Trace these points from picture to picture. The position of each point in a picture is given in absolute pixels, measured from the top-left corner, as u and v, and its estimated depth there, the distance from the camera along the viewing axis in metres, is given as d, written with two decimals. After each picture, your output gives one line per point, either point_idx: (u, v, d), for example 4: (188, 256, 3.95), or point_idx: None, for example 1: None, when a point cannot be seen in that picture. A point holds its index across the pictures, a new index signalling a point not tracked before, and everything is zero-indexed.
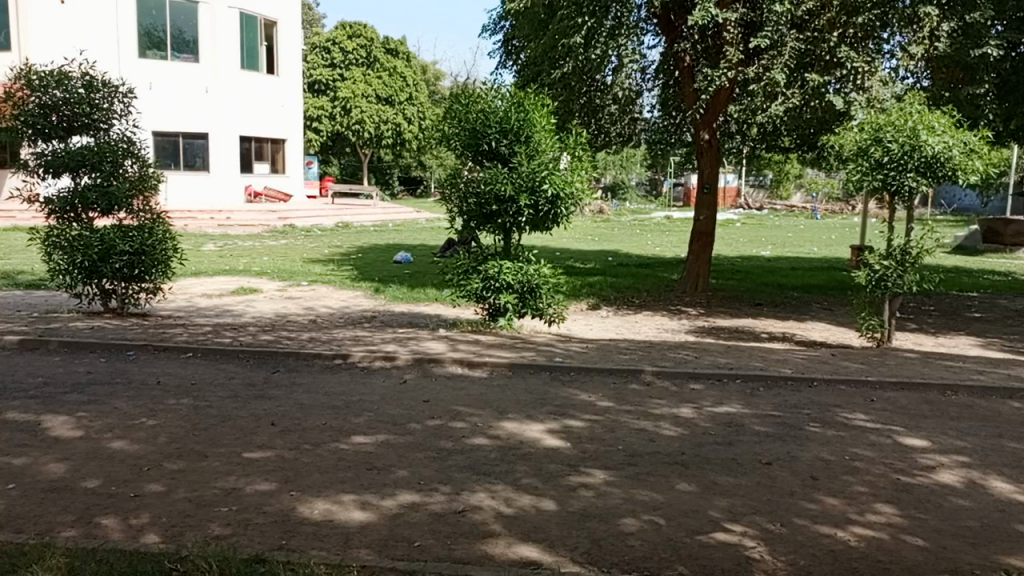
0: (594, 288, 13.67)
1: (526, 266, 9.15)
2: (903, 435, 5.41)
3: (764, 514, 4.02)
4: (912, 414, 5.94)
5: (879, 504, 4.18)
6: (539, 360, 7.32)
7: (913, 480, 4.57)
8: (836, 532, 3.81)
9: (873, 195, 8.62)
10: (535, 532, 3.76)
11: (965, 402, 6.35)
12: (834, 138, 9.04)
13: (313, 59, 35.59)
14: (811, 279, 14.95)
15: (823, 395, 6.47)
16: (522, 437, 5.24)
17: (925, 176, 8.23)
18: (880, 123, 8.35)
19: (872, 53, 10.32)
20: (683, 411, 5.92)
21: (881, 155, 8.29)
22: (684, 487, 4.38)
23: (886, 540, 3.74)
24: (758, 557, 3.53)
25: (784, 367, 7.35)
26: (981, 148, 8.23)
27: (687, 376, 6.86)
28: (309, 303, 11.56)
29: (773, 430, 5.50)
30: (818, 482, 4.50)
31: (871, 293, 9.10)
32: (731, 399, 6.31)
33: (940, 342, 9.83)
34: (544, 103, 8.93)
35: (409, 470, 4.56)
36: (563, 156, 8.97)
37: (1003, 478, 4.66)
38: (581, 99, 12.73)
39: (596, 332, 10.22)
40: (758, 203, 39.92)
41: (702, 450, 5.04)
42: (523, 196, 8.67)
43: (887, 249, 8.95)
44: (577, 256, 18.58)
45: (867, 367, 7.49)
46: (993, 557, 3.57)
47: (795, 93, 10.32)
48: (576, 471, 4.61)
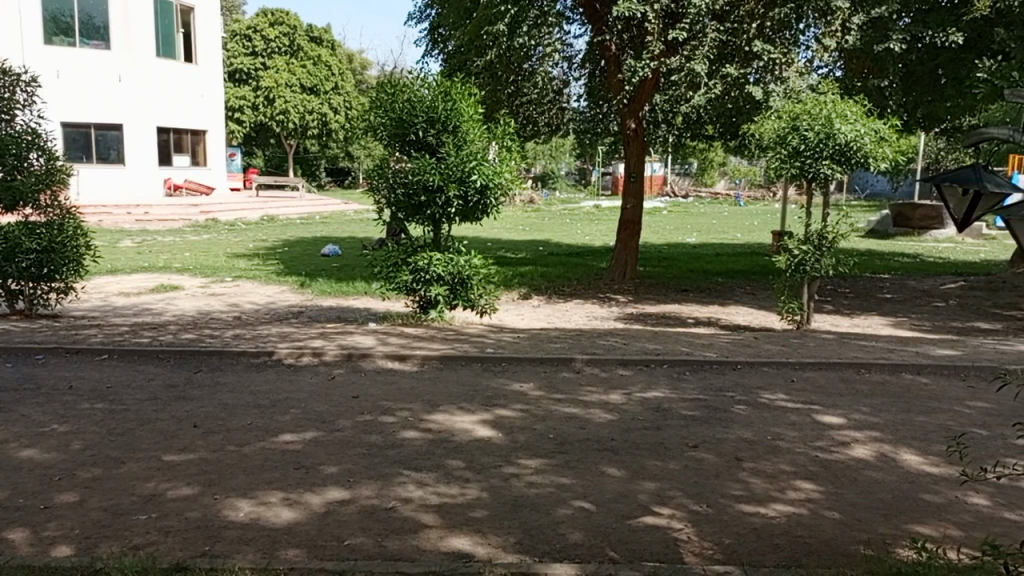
0: (525, 278, 13.73)
1: (457, 257, 9.10)
2: (821, 413, 5.63)
3: (692, 496, 4.11)
4: (830, 393, 6.18)
5: (799, 481, 4.33)
6: (471, 352, 7.32)
7: (830, 456, 4.75)
8: (759, 510, 3.93)
9: (793, 181, 8.91)
10: (466, 524, 3.75)
11: (879, 379, 6.65)
12: (754, 127, 9.31)
13: (233, 48, 34.53)
14: (735, 265, 15.38)
15: (746, 377, 6.68)
16: (454, 428, 5.23)
17: (839, 164, 8.55)
18: (797, 112, 8.64)
19: (789, 44, 10.67)
20: (612, 398, 6.00)
21: (798, 142, 8.57)
22: (614, 472, 4.45)
23: (805, 515, 3.88)
24: (686, 538, 3.61)
25: (709, 351, 7.54)
26: (891, 135, 8.58)
27: (616, 362, 6.97)
28: (234, 299, 11.25)
29: (699, 413, 5.64)
30: (742, 462, 4.63)
31: (791, 277, 9.46)
32: (659, 384, 6.44)
33: (855, 323, 10.27)
34: (471, 92, 8.87)
35: (338, 467, 4.49)
36: (492, 145, 8.94)
37: (913, 450, 4.89)
38: (508, 89, 12.74)
39: (528, 322, 10.29)
40: (683, 190, 40.87)
41: (631, 435, 5.12)
42: (452, 185, 8.60)
43: (806, 234, 9.25)
44: (508, 246, 18.62)
45: (788, 349, 7.76)
46: (904, 527, 3.74)
47: (716, 83, 10.50)
48: (508, 462, 4.61)
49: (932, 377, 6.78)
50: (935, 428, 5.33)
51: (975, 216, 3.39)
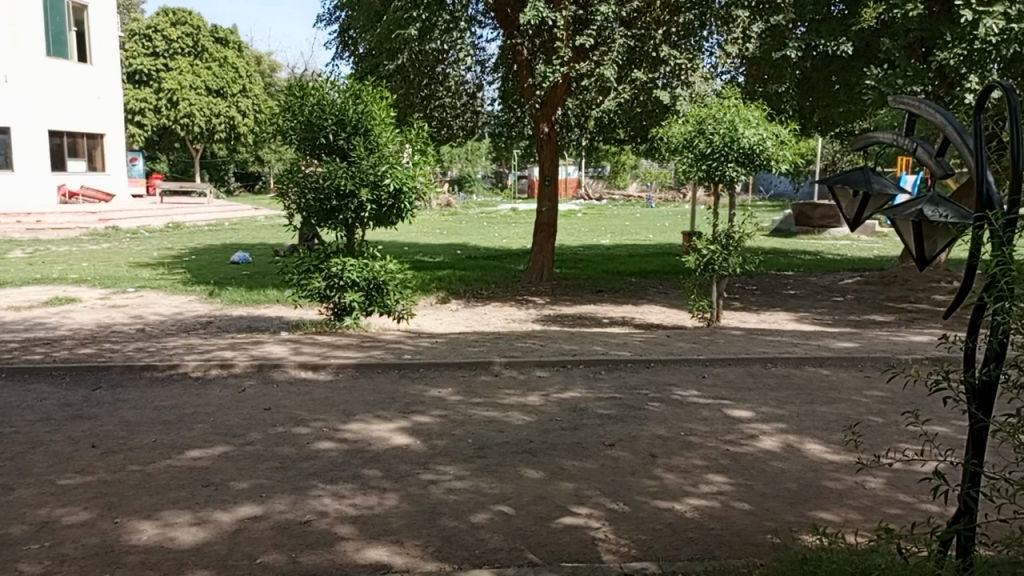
0: (442, 282, 13.67)
1: (371, 262, 8.96)
2: (731, 407, 5.82)
3: (609, 495, 4.17)
4: (738, 387, 6.40)
5: (711, 474, 4.46)
6: (387, 358, 7.22)
7: (740, 449, 4.91)
8: (673, 505, 4.03)
9: (701, 183, 9.20)
10: (384, 534, 3.68)
11: (784, 373, 6.93)
12: (663, 131, 9.55)
13: (131, 48, 33.04)
14: (648, 265, 15.76)
15: (660, 375, 6.83)
16: (370, 437, 5.13)
17: (743, 166, 8.87)
18: (702, 116, 8.91)
19: (693, 50, 10.99)
20: (530, 400, 6.03)
21: (705, 145, 8.84)
22: (532, 474, 4.47)
23: (717, 507, 3.99)
24: (603, 537, 3.66)
25: (624, 350, 7.69)
26: (790, 139, 8.95)
27: (533, 364, 7.01)
28: (137, 310, 10.75)
29: (615, 411, 5.73)
30: (657, 459, 4.73)
31: (700, 276, 9.76)
32: (576, 384, 6.51)
33: (761, 319, 10.68)
34: (382, 95, 8.76)
35: (249, 482, 4.34)
36: (405, 148, 8.84)
37: (816, 439, 5.11)
38: (421, 93, 12.66)
39: (445, 326, 10.25)
40: (597, 193, 41.62)
41: (548, 436, 5.15)
42: (364, 190, 8.46)
43: (713, 234, 9.56)
44: (425, 250, 18.49)
45: (699, 346, 7.99)
46: (808, 514, 3.90)
47: (625, 88, 10.75)
48: (425, 468, 4.56)
49: (832, 368, 7.11)
50: (835, 417, 5.59)
51: (866, 215, 3.58)
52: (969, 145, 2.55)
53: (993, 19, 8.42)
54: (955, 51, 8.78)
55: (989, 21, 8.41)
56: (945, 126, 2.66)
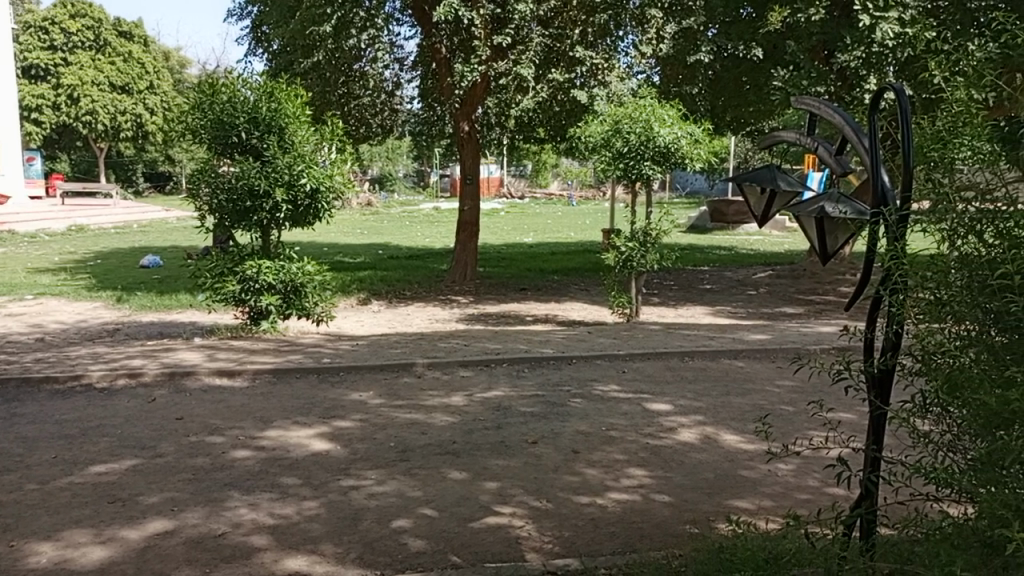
0: (364, 283, 13.45)
1: (288, 264, 8.72)
2: (650, 401, 5.94)
3: (532, 492, 4.19)
4: (658, 381, 6.55)
5: (631, 468, 4.53)
6: (307, 362, 7.05)
7: (659, 442, 5.02)
8: (595, 500, 4.08)
9: (619, 181, 9.35)
10: (303, 544, 3.59)
11: (701, 366, 7.13)
12: (581, 131, 9.65)
13: (27, 40, 31.05)
14: (569, 262, 15.93)
15: (581, 371, 6.92)
16: (289, 444, 5.00)
17: (659, 164, 9.07)
18: (619, 115, 9.07)
19: (609, 51, 11.14)
20: (453, 400, 6.00)
21: (621, 144, 9.01)
22: (455, 475, 4.44)
23: (638, 501, 4.06)
24: (526, 535, 3.67)
25: (546, 348, 7.75)
26: (704, 138, 9.18)
27: (457, 364, 6.98)
28: (35, 319, 10.14)
29: (538, 409, 5.76)
30: (579, 454, 4.78)
31: (619, 272, 9.93)
32: (499, 383, 6.51)
33: (679, 313, 10.95)
34: (297, 93, 8.55)
35: (160, 496, 4.15)
36: (321, 147, 8.63)
37: (731, 430, 5.27)
38: (338, 91, 12.41)
39: (367, 327, 10.08)
40: (519, 192, 41.84)
41: (472, 436, 5.14)
42: (280, 190, 8.24)
43: (632, 231, 9.75)
44: (346, 251, 18.16)
45: (620, 341, 8.13)
46: (724, 503, 4.01)
47: (543, 87, 10.87)
48: (346, 474, 4.47)
49: (746, 360, 7.36)
50: (749, 408, 5.78)
51: (773, 212, 3.71)
52: (864, 145, 2.67)
53: (888, 24, 8.92)
54: (855, 54, 9.18)
55: (884, 26, 8.90)
56: (842, 125, 2.78)
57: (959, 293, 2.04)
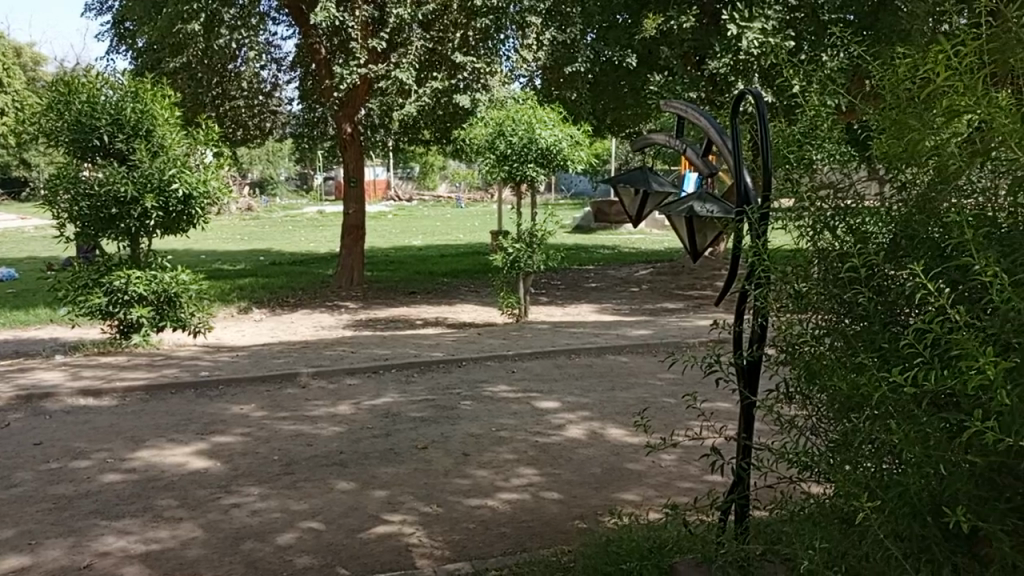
0: (245, 290, 12.95)
1: (161, 274, 8.26)
2: (539, 399, 6.02)
3: (422, 498, 4.15)
4: (546, 379, 6.64)
5: (521, 467, 4.57)
6: (183, 376, 6.71)
7: (548, 439, 5.09)
8: (486, 502, 4.08)
9: (505, 183, 9.42)
10: (180, 569, 3.40)
11: (587, 362, 7.29)
12: (465, 133, 9.67)
13: None
14: (458, 264, 15.95)
15: (471, 373, 6.92)
16: (163, 464, 4.73)
17: (542, 166, 9.19)
18: (502, 118, 9.14)
19: (491, 54, 11.23)
20: (340, 409, 5.86)
21: (505, 147, 9.09)
22: (343, 486, 4.34)
23: (528, 499, 4.11)
24: (417, 542, 3.62)
25: (436, 351, 7.71)
26: (584, 140, 9.38)
27: (344, 372, 6.83)
28: None
29: (427, 413, 5.72)
30: (470, 457, 4.77)
31: (507, 273, 10.01)
32: (388, 389, 6.42)
33: (567, 312, 11.17)
34: (165, 93, 8.09)
35: (16, 530, 3.83)
36: (194, 150, 8.20)
37: (617, 424, 5.41)
38: (212, 92, 11.89)
39: (249, 337, 9.71)
40: (407, 194, 41.52)
41: (360, 445, 5.04)
42: (148, 196, 7.78)
43: (518, 232, 9.86)
44: (225, 258, 17.45)
45: (509, 342, 8.20)
46: (611, 497, 4.11)
47: (426, 92, 10.99)
48: (227, 492, 4.28)
49: (630, 355, 7.59)
50: (633, 402, 5.96)
51: (647, 211, 3.83)
52: (727, 146, 2.80)
53: (753, 33, 9.26)
54: (724, 61, 9.62)
55: (749, 35, 9.25)
56: (708, 127, 2.91)
57: (817, 286, 2.17)
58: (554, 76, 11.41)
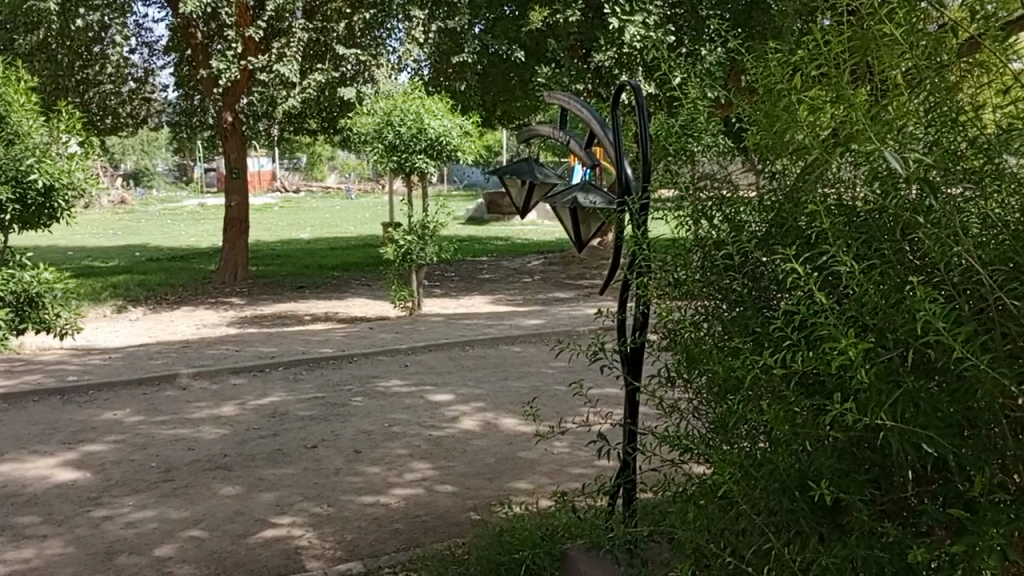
0: (119, 288, 12.20)
1: (19, 273, 7.63)
2: (433, 392, 5.98)
3: (312, 498, 4.03)
4: (439, 372, 6.61)
5: (414, 462, 4.52)
6: (47, 383, 6.23)
7: (442, 432, 5.07)
8: (378, 499, 4.02)
9: (395, 173, 9.29)
10: None
11: (480, 353, 7.31)
12: (352, 122, 9.46)
13: None
14: (349, 257, 15.62)
15: (363, 368, 6.79)
16: (25, 478, 4.38)
17: (432, 157, 9.12)
18: (390, 108, 8.99)
19: (377, 42, 11.02)
20: (224, 411, 5.62)
21: (393, 136, 8.95)
22: (228, 491, 4.16)
23: (422, 494, 4.07)
24: (307, 544, 3.52)
25: (326, 347, 7.53)
26: (473, 131, 9.37)
27: (227, 372, 6.55)
28: None
29: (317, 412, 5.57)
30: (362, 454, 4.68)
31: (399, 266, 9.89)
32: (276, 388, 6.21)
33: (460, 303, 11.16)
34: (18, 76, 7.47)
35: None
36: (54, 137, 7.62)
37: (510, 414, 5.46)
38: (75, 77, 11.11)
39: (123, 338, 9.15)
40: (295, 186, 40.29)
41: (246, 447, 4.84)
42: (2, 188, 7.16)
43: (410, 224, 9.74)
44: (96, 255, 16.38)
45: (402, 335, 8.11)
46: (505, 487, 4.14)
47: (310, 83, 10.74)
48: (99, 504, 4.01)
49: (522, 345, 7.66)
50: (526, 391, 6.03)
51: (533, 203, 3.85)
52: (609, 137, 2.87)
53: (634, 27, 9.53)
54: (608, 54, 9.84)
55: (631, 28, 9.52)
56: (589, 119, 2.96)
57: (696, 273, 2.25)
58: (442, 66, 11.35)
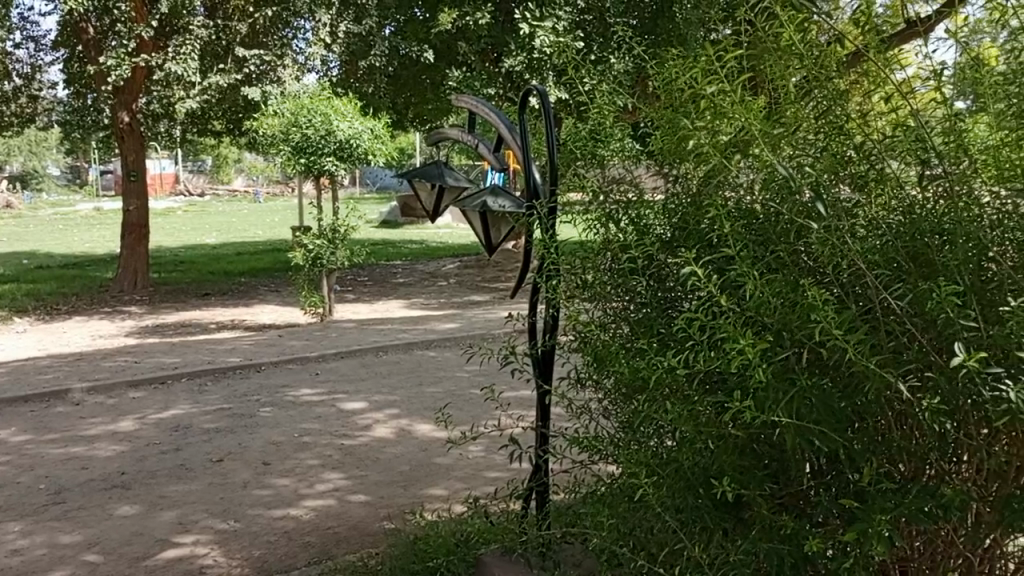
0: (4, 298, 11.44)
1: None
2: (345, 400, 5.86)
3: (217, 514, 3.87)
4: (352, 379, 6.48)
5: (326, 472, 4.41)
6: None
7: (354, 441, 4.96)
8: (288, 512, 3.90)
9: (303, 176, 9.07)
10: None
11: (394, 359, 7.21)
12: (257, 124, 9.18)
13: None
14: (257, 262, 15.15)
15: (272, 378, 6.59)
16: None
17: (342, 160, 8.94)
18: (297, 109, 8.77)
19: (283, 42, 10.74)
20: (122, 426, 5.34)
21: (300, 139, 8.74)
22: (126, 510, 3.95)
23: (334, 505, 3.97)
24: (212, 563, 3.38)
25: (232, 356, 7.26)
26: (384, 133, 9.23)
27: (125, 385, 6.23)
28: None
29: (223, 424, 5.36)
30: (271, 466, 4.53)
31: (310, 271, 9.65)
32: (178, 400, 5.94)
33: (373, 308, 10.99)
34: None
35: None
36: None
37: (425, 420, 5.40)
38: None
39: (9, 351, 8.57)
40: (199, 189, 38.81)
41: (145, 464, 4.61)
42: None
43: (319, 228, 9.52)
44: None
45: (313, 342, 7.91)
46: (420, 494, 4.09)
47: (212, 82, 10.36)
48: None
49: (437, 349, 7.61)
50: (441, 396, 5.98)
51: (442, 207, 3.83)
52: (516, 141, 2.88)
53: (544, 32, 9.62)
54: (519, 58, 9.88)
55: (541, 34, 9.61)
56: (497, 122, 2.96)
57: (603, 276, 2.28)
58: (351, 67, 11.16)
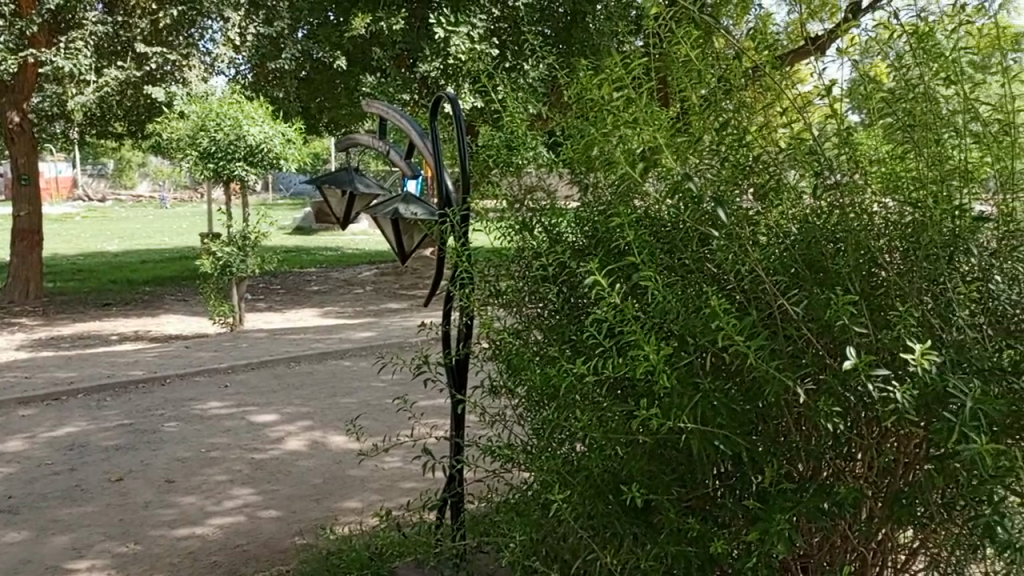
0: None
1: None
2: (255, 413, 5.67)
3: (116, 537, 3.67)
4: (263, 391, 6.29)
5: (235, 489, 4.25)
6: None
7: (265, 455, 4.81)
8: (193, 531, 3.73)
9: (212, 181, 8.76)
10: None
11: (308, 369, 7.04)
12: (161, 127, 8.82)
13: None
14: (162, 271, 14.53)
15: (177, 391, 6.32)
16: None
17: (252, 164, 8.68)
18: (204, 113, 8.47)
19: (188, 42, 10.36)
20: (10, 446, 5.00)
21: (208, 143, 8.45)
22: (13, 537, 3.69)
23: (243, 522, 3.83)
24: None
25: (134, 369, 6.92)
26: (298, 138, 9.00)
27: (14, 403, 5.84)
28: None
29: (123, 441, 5.10)
30: (175, 484, 4.34)
31: (218, 279, 9.32)
32: (74, 417, 5.62)
33: (286, 317, 10.70)
34: None
35: None
36: None
37: (339, 431, 5.28)
38: None
39: None
40: (99, 194, 36.95)
41: (36, 486, 4.33)
42: None
43: (229, 235, 9.22)
44: None
45: (221, 353, 7.63)
46: (333, 507, 3.99)
47: (111, 82, 9.88)
48: None
49: (352, 359, 7.47)
50: (356, 407, 5.86)
51: (354, 214, 3.76)
52: (428, 148, 2.85)
53: (459, 39, 9.63)
54: (434, 65, 9.85)
55: (456, 40, 9.61)
56: (409, 129, 2.93)
57: (517, 283, 2.29)
58: (262, 70, 10.86)
